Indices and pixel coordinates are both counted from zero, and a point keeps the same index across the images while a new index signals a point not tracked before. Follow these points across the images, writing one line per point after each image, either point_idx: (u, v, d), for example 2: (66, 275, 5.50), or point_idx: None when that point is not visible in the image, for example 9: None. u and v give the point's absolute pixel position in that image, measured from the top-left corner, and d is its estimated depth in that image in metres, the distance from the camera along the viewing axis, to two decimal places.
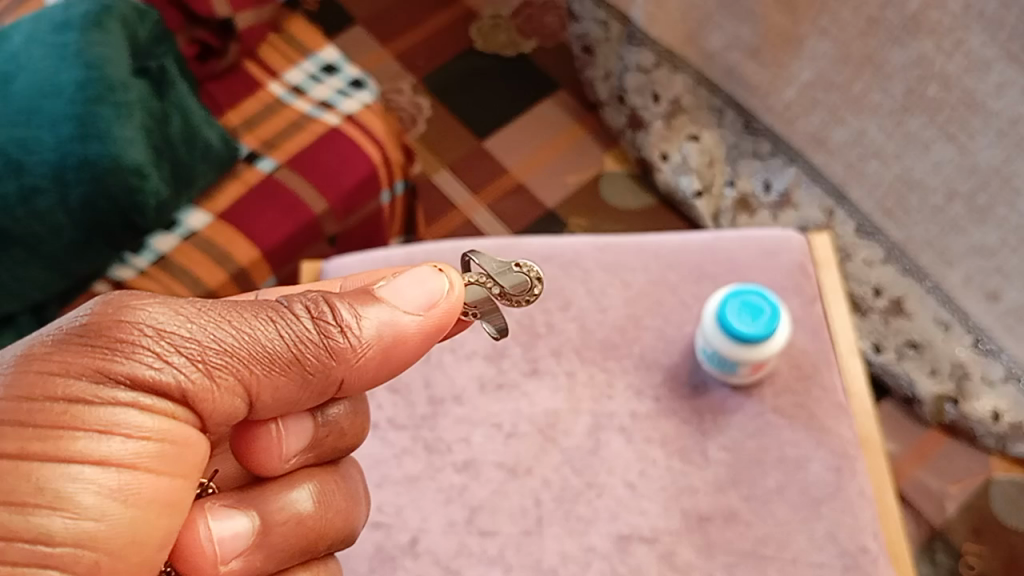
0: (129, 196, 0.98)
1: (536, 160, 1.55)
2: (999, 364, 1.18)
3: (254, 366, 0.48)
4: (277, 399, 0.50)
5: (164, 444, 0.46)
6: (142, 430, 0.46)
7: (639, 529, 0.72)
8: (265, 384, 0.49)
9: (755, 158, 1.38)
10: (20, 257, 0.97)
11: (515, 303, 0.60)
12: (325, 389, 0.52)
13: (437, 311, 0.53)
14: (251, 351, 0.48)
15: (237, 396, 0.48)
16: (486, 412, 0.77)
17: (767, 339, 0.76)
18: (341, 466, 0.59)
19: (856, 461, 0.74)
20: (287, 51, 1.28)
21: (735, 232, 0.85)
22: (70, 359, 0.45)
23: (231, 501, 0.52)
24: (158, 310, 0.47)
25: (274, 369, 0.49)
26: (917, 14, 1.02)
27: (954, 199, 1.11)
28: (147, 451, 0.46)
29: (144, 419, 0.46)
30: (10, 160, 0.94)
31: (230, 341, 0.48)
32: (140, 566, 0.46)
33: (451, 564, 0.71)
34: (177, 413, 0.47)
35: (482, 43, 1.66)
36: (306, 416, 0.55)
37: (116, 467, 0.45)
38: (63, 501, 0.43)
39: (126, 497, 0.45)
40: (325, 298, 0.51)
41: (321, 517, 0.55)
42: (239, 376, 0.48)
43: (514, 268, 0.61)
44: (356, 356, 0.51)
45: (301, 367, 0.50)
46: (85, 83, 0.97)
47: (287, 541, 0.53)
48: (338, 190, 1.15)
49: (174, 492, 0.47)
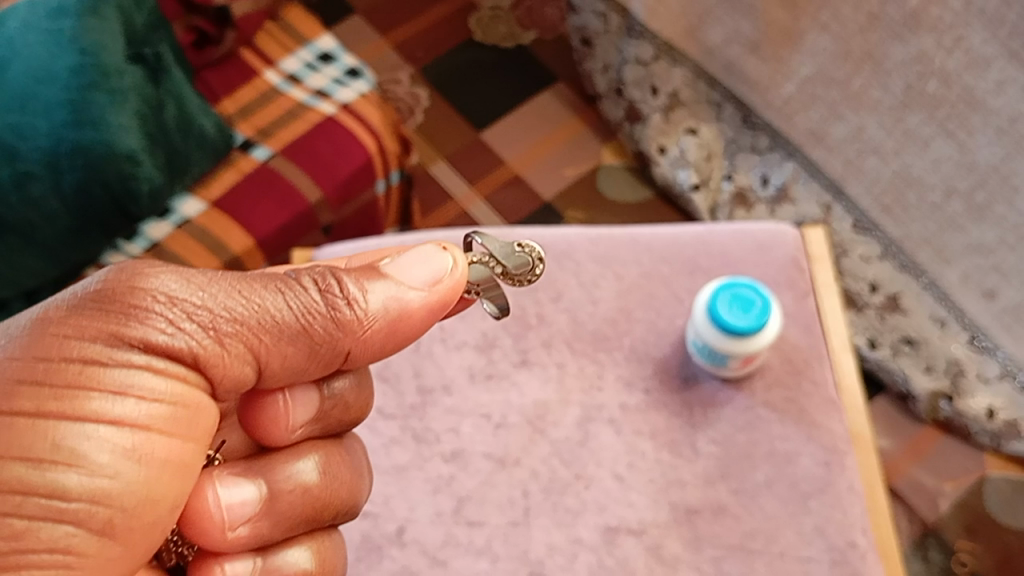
0: (122, 182, 0.98)
1: (534, 151, 1.54)
2: (995, 361, 1.18)
3: (263, 334, 0.49)
4: (284, 368, 0.51)
5: (176, 406, 0.47)
6: (155, 393, 0.46)
7: (627, 521, 0.72)
8: (273, 351, 0.49)
9: (753, 153, 1.37)
10: (14, 244, 0.98)
11: (517, 282, 0.61)
12: (331, 360, 0.52)
13: (441, 287, 0.53)
14: (259, 320, 0.49)
15: (245, 363, 0.49)
16: (475, 403, 0.76)
17: (759, 331, 0.75)
18: (346, 440, 0.59)
19: (846, 456, 0.74)
20: (283, 39, 1.27)
21: (729, 226, 0.84)
22: (84, 323, 0.46)
23: (239, 469, 0.53)
24: (171, 278, 0.47)
25: (282, 338, 0.49)
26: (918, 10, 1.01)
27: (952, 197, 1.10)
28: (160, 413, 0.47)
29: (157, 382, 0.47)
30: (5, 146, 0.94)
31: (240, 310, 0.48)
32: (152, 525, 0.47)
33: (438, 554, 0.71)
34: (188, 378, 0.48)
35: (481, 34, 1.65)
36: (313, 387, 0.55)
37: (129, 427, 0.46)
38: (78, 457, 0.44)
39: (139, 456, 0.46)
40: (333, 271, 0.52)
41: (328, 485, 0.56)
42: (248, 345, 0.48)
43: (518, 249, 0.62)
44: (362, 328, 0.51)
45: (309, 337, 0.50)
46: (81, 69, 0.97)
47: (295, 509, 0.54)
48: (332, 179, 1.15)
49: (185, 455, 0.48)
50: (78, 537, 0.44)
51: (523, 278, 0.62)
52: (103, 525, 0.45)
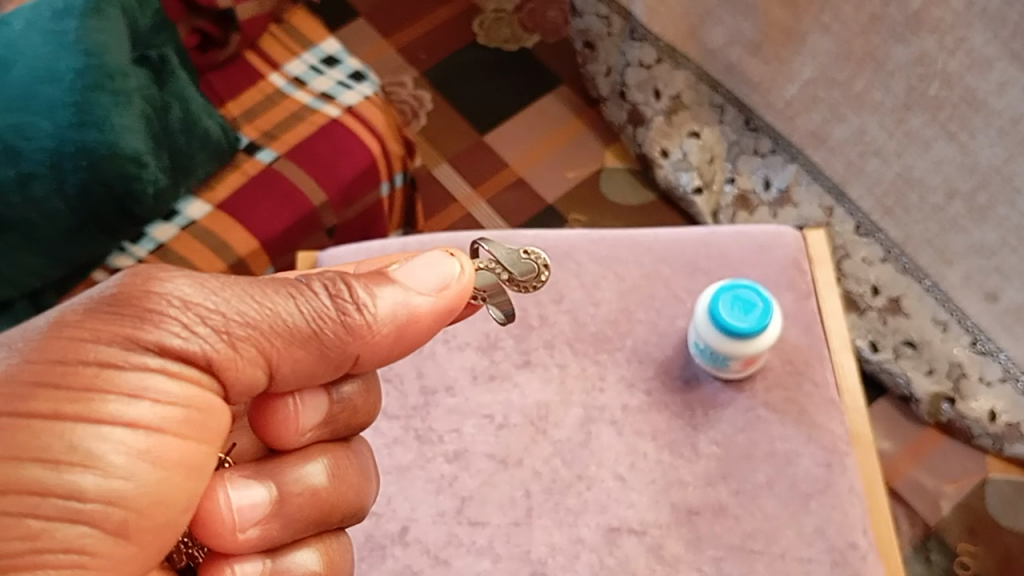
0: (125, 183, 0.99)
1: (537, 154, 1.55)
2: (996, 364, 1.19)
3: (274, 339, 0.49)
4: (295, 371, 0.51)
5: (189, 408, 0.48)
6: (169, 395, 0.47)
7: (628, 521, 0.72)
8: (285, 354, 0.50)
9: (755, 156, 1.38)
10: (15, 243, 0.98)
11: (523, 288, 0.63)
12: (341, 364, 0.53)
13: (449, 293, 0.54)
14: (271, 324, 0.49)
15: (257, 367, 0.49)
16: (477, 403, 0.77)
17: (759, 334, 0.75)
18: (353, 443, 0.59)
19: (846, 457, 0.74)
20: (288, 42, 1.28)
21: (730, 227, 0.85)
22: (99, 327, 0.46)
23: (249, 471, 0.53)
24: (186, 284, 0.48)
25: (294, 343, 0.50)
26: (919, 11, 1.02)
27: (954, 198, 1.11)
28: (174, 416, 0.47)
29: (171, 385, 0.47)
30: (8, 146, 0.95)
31: (252, 314, 0.49)
32: (165, 525, 0.48)
33: (440, 554, 0.71)
34: (201, 381, 0.48)
35: (484, 37, 1.66)
36: (321, 391, 0.55)
37: (143, 429, 0.46)
38: (93, 460, 0.45)
39: (152, 458, 0.46)
40: (343, 277, 0.52)
41: (336, 487, 0.56)
42: (261, 349, 0.49)
43: (524, 257, 0.64)
44: (372, 334, 0.51)
45: (320, 342, 0.50)
46: (85, 70, 0.97)
47: (303, 512, 0.54)
48: (337, 182, 1.16)
49: (198, 457, 0.48)
50: (93, 537, 0.45)
51: (529, 285, 0.64)
52: (118, 526, 0.46)
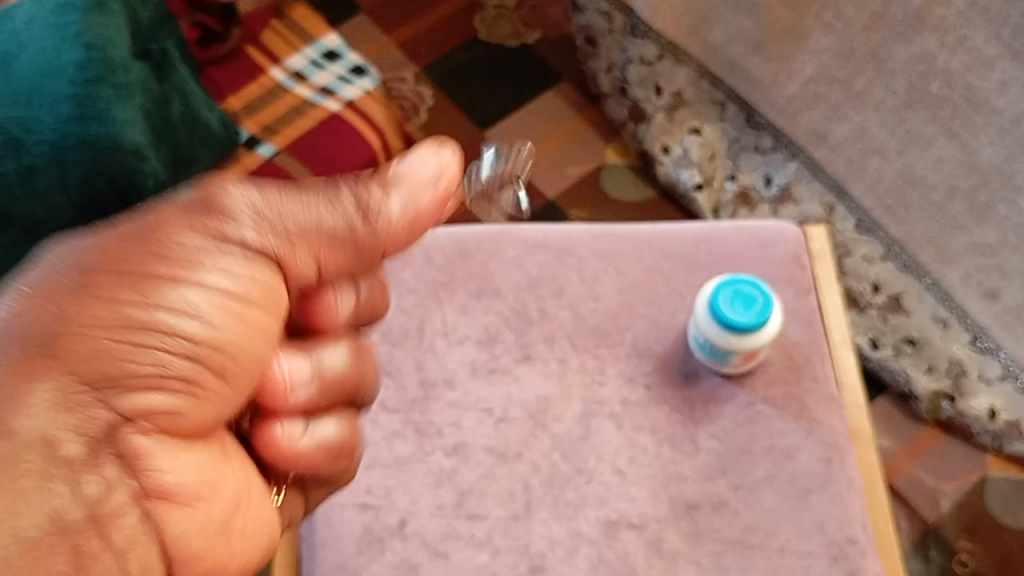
0: (128, 176, 0.98)
1: (537, 150, 1.54)
2: (996, 362, 1.19)
3: (310, 246, 0.46)
4: (329, 271, 0.48)
5: (239, 305, 0.45)
6: (218, 310, 0.44)
7: (627, 515, 0.72)
8: (326, 258, 0.47)
9: (756, 153, 1.38)
10: (20, 236, 0.98)
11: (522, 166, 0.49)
12: (368, 263, 0.49)
13: (446, 184, 0.49)
14: (306, 231, 0.46)
15: (294, 275, 0.47)
16: (476, 397, 0.77)
17: (760, 326, 0.75)
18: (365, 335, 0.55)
19: (847, 452, 0.74)
20: (289, 36, 1.28)
21: (731, 223, 0.85)
22: (145, 247, 0.43)
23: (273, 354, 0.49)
24: (226, 198, 0.45)
25: (327, 249, 0.47)
26: (921, 10, 1.02)
27: (954, 196, 1.11)
28: (225, 335, 0.44)
29: (218, 300, 0.44)
30: (10, 139, 0.93)
31: (290, 223, 0.46)
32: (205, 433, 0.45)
33: (439, 547, 0.71)
34: (249, 301, 0.45)
35: (485, 33, 1.65)
36: (347, 284, 0.51)
37: (201, 347, 0.43)
38: (146, 382, 0.42)
39: (209, 371, 0.44)
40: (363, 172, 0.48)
41: (355, 372, 0.52)
42: (297, 257, 0.46)
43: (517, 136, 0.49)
44: (391, 234, 0.47)
45: (350, 246, 0.47)
46: (86, 63, 0.97)
47: (326, 399, 0.50)
48: (337, 176, 1.15)
49: (246, 374, 0.46)
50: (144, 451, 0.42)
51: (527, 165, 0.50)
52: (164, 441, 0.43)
